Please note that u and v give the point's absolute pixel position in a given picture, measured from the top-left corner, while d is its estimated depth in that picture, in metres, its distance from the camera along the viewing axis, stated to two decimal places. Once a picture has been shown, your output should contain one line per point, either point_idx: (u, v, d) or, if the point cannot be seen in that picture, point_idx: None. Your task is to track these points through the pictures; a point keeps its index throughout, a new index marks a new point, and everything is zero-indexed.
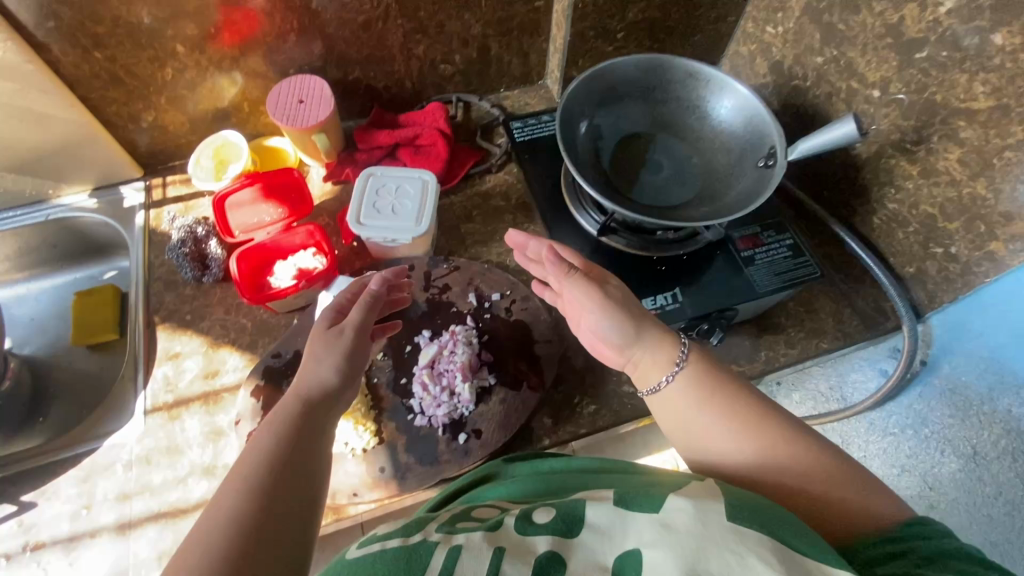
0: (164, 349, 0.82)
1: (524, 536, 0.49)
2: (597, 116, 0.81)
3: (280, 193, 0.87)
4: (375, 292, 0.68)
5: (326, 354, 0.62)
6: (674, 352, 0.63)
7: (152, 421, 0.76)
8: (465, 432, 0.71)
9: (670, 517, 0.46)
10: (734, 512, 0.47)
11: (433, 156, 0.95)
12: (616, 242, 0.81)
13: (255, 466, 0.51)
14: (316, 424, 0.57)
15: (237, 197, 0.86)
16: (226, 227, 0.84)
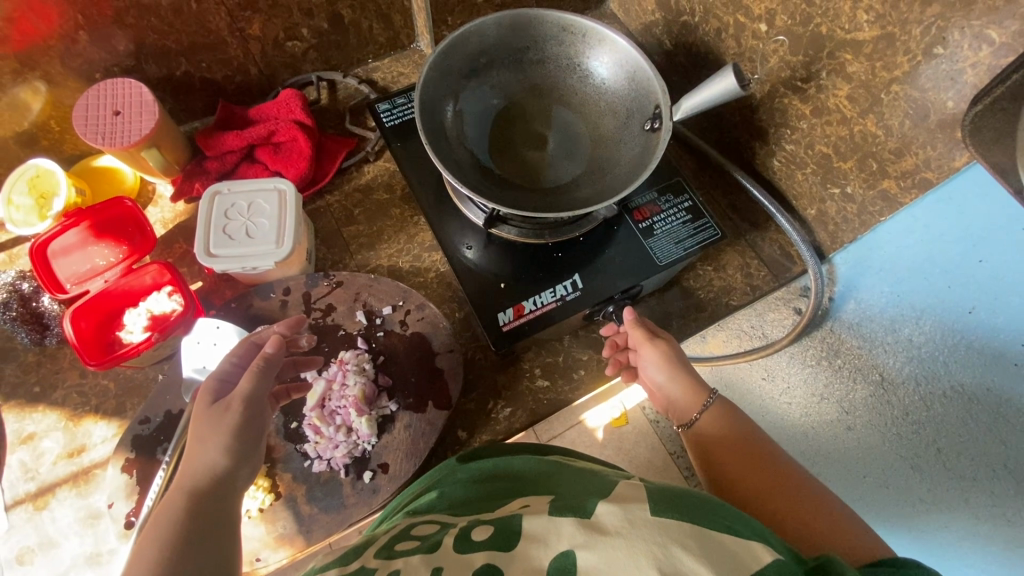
0: (14, 433, 0.71)
1: (464, 553, 0.43)
2: (464, 94, 0.72)
3: (115, 230, 0.74)
4: (270, 354, 0.59)
5: (209, 432, 0.53)
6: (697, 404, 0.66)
7: (17, 516, 0.67)
8: (370, 469, 0.67)
9: (597, 518, 0.42)
10: (658, 506, 0.43)
11: (295, 155, 0.83)
12: (507, 232, 0.73)
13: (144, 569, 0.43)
14: (216, 510, 0.50)
15: (61, 243, 0.73)
16: (54, 281, 0.71)
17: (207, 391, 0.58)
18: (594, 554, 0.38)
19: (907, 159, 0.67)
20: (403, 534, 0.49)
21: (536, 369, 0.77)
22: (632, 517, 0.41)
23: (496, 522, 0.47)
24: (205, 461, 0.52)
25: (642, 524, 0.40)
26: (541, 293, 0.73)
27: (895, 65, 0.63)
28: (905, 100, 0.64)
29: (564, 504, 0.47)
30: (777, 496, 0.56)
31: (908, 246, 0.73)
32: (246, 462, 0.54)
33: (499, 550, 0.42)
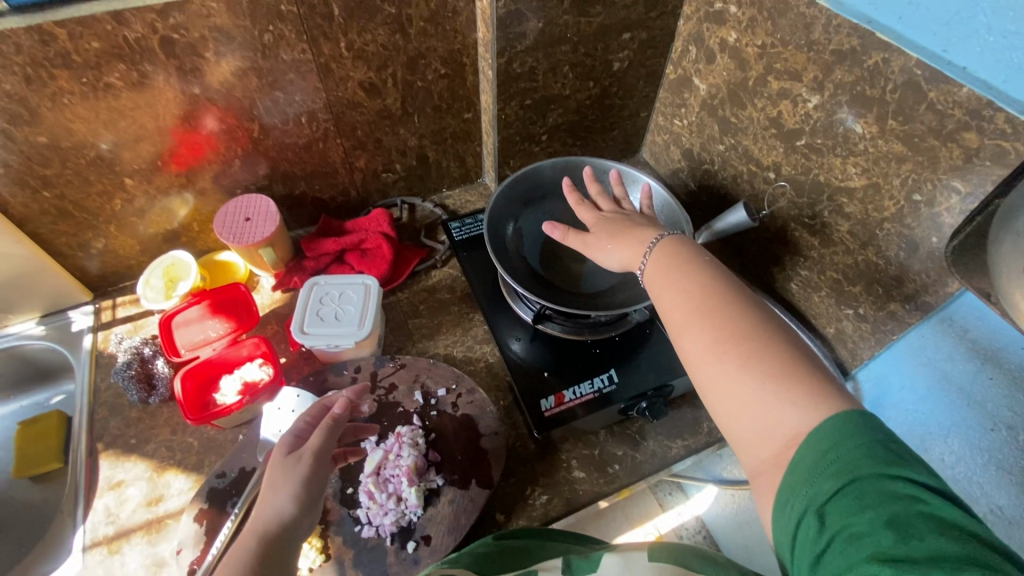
0: (106, 478, 0.80)
1: None
2: (522, 216, 0.88)
3: (227, 307, 0.90)
4: (338, 415, 0.67)
5: (283, 484, 0.60)
6: (692, 282, 0.59)
7: (91, 557, 0.74)
8: (413, 539, 0.71)
9: (602, 572, 0.59)
10: (657, 553, 0.60)
11: (379, 259, 1.00)
12: (551, 329, 0.85)
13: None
14: (274, 560, 0.54)
15: (183, 317, 0.88)
16: (172, 346, 0.85)
17: (282, 447, 0.64)
18: None
19: (909, 284, 0.77)
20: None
21: (574, 459, 0.82)
22: (636, 566, 0.58)
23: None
24: (270, 514, 0.57)
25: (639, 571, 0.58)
26: (580, 385, 0.81)
27: (884, 207, 0.76)
28: (897, 235, 0.76)
29: (578, 561, 0.62)
30: (722, 361, 0.53)
31: (924, 365, 0.78)
32: (305, 516, 0.59)
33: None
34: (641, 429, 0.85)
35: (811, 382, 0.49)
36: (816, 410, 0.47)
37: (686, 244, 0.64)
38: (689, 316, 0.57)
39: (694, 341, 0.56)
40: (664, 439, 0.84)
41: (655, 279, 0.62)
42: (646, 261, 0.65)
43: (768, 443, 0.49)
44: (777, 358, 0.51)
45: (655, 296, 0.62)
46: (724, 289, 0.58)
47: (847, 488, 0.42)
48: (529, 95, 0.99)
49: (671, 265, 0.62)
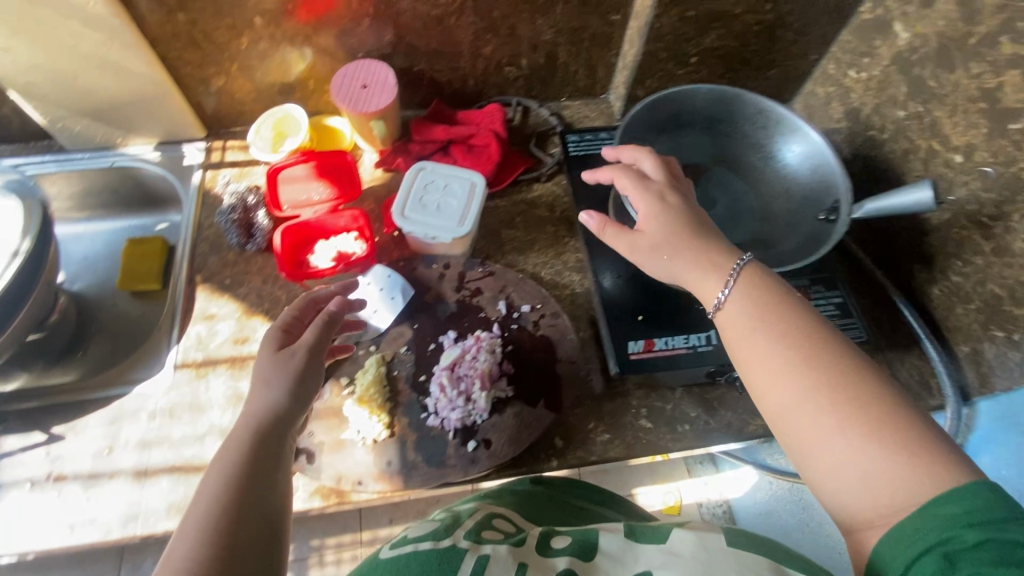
0: (200, 310, 0.84)
1: (546, 558, 0.53)
2: (657, 144, 0.79)
3: (331, 173, 0.88)
4: (333, 311, 0.63)
5: (276, 378, 0.57)
6: (792, 326, 0.53)
7: (180, 376, 0.79)
8: (475, 440, 0.72)
9: (676, 546, 0.53)
10: (735, 540, 0.53)
11: (485, 158, 0.95)
12: (657, 274, 0.78)
13: (206, 507, 0.47)
14: (272, 447, 0.53)
15: (288, 173, 0.87)
16: (276, 200, 0.85)
17: (273, 337, 0.61)
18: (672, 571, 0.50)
19: None
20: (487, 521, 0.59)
21: (644, 408, 0.78)
22: (710, 544, 0.52)
23: (574, 535, 0.57)
24: (261, 408, 0.55)
25: (716, 551, 0.51)
26: (673, 337, 0.76)
27: None
28: None
29: (640, 529, 0.57)
30: (816, 420, 0.48)
31: None
32: (303, 400, 0.58)
33: (580, 560, 0.53)
34: (721, 398, 0.80)
35: (922, 441, 0.45)
36: (924, 469, 0.43)
37: (762, 274, 0.59)
38: (776, 366, 0.51)
39: (781, 391, 0.51)
40: (744, 413, 0.79)
41: (739, 313, 0.56)
42: (728, 288, 0.58)
43: (867, 503, 0.44)
44: (881, 408, 0.46)
45: (734, 339, 0.56)
46: (809, 338, 0.52)
47: (987, 542, 0.39)
48: (694, 7, 0.86)
49: (753, 306, 0.56)
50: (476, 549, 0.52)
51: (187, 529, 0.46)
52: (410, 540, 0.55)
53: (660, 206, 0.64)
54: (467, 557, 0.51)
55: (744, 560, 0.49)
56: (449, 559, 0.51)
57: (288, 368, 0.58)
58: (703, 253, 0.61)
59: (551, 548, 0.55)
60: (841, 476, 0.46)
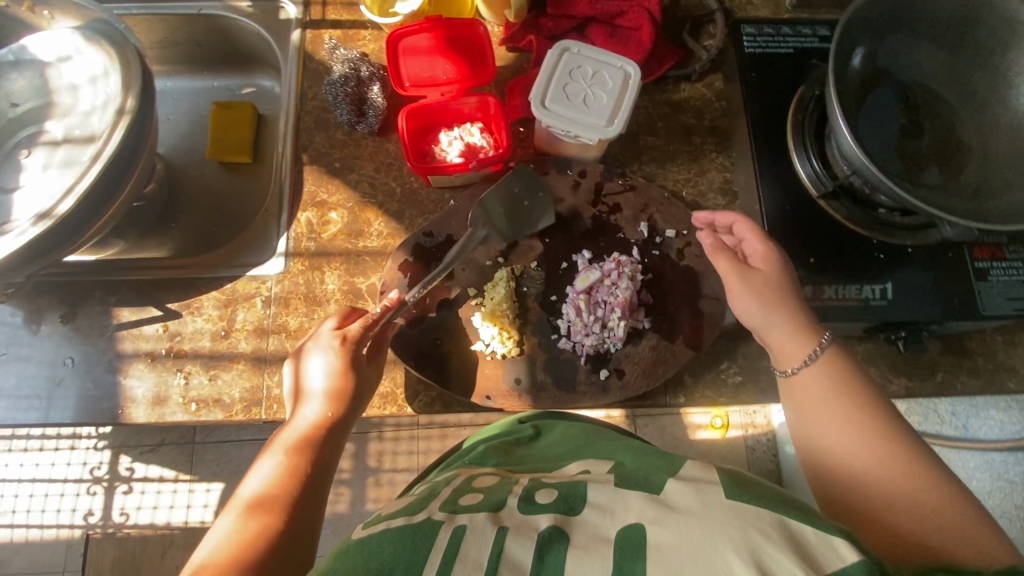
0: (310, 195, 0.77)
1: (526, 513, 0.45)
2: (874, 48, 0.65)
3: (459, 46, 0.75)
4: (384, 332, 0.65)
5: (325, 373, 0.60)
6: (778, 308, 0.60)
7: (293, 265, 0.74)
8: (607, 368, 0.68)
9: (668, 497, 0.42)
10: (733, 492, 0.42)
11: (633, 45, 0.80)
12: (836, 209, 0.68)
13: (253, 507, 0.50)
14: (324, 451, 0.56)
15: (410, 41, 0.74)
16: (397, 75, 0.74)
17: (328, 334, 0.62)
18: (664, 530, 0.38)
19: None
20: (460, 489, 0.50)
21: None
22: (707, 498, 0.41)
23: (561, 490, 0.47)
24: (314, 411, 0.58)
25: (717, 508, 0.39)
26: (845, 286, 0.67)
27: None
28: None
29: (631, 479, 0.47)
30: (850, 447, 0.51)
31: None
32: (352, 411, 0.60)
33: (566, 514, 0.43)
34: None
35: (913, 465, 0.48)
36: (939, 501, 0.46)
37: (789, 294, 0.60)
38: (826, 389, 0.55)
39: (814, 388, 0.55)
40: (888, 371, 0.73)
41: (748, 304, 0.61)
42: (813, 359, 0.57)
43: (881, 515, 0.47)
44: (892, 437, 0.50)
45: (775, 351, 0.59)
46: (841, 383, 0.54)
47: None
48: None
49: (794, 330, 0.58)
50: (451, 521, 0.43)
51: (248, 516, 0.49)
52: (385, 518, 0.47)
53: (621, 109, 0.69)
54: (443, 529, 0.42)
55: (749, 519, 0.38)
56: (422, 538, 0.42)
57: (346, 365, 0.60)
58: (765, 286, 0.61)
59: (535, 505, 0.45)
60: (861, 491, 0.49)
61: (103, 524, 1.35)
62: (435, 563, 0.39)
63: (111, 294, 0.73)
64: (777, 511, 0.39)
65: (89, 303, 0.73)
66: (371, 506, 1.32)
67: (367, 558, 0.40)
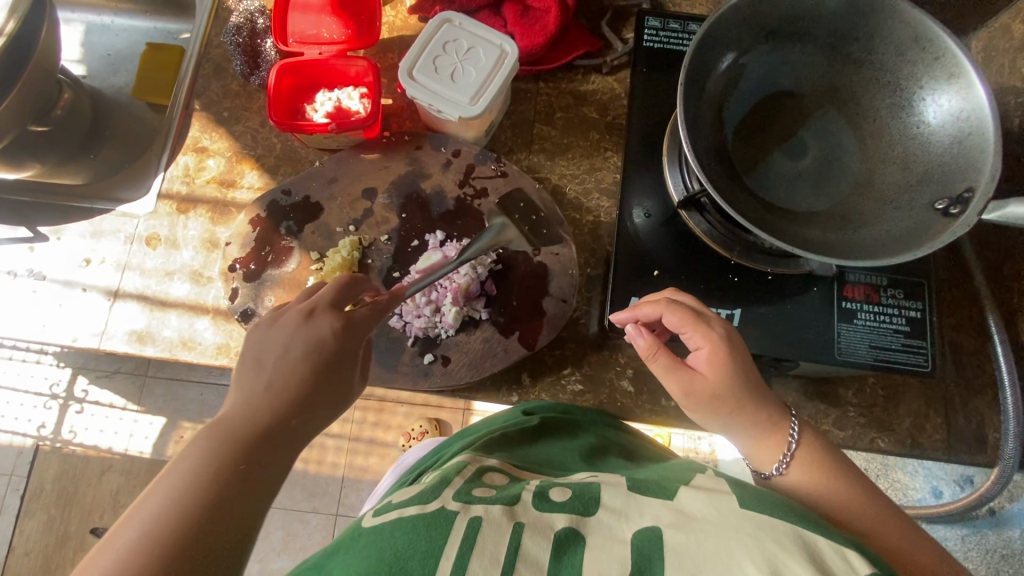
0: (193, 139, 0.77)
1: (543, 511, 0.41)
2: (754, 52, 0.59)
3: (350, 10, 0.73)
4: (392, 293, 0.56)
5: (290, 334, 0.48)
6: (702, 355, 0.52)
7: (161, 207, 0.75)
8: (433, 353, 0.65)
9: (682, 503, 0.39)
10: (747, 499, 0.39)
11: (538, 27, 0.76)
12: (697, 224, 0.63)
13: (172, 482, 0.39)
14: (315, 383, 0.47)
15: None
16: (283, 29, 0.73)
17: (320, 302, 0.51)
18: (683, 533, 0.36)
19: None
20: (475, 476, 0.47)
21: (630, 368, 0.68)
22: (720, 506, 0.38)
23: (574, 487, 0.44)
24: (242, 398, 0.45)
25: (729, 514, 0.37)
26: None
27: None
28: None
29: (645, 482, 0.44)
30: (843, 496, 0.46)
31: None
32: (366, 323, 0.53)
33: (582, 515, 0.40)
34: None
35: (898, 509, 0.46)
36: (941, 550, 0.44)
37: (741, 390, 0.51)
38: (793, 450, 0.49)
39: (804, 483, 0.48)
40: None
41: (674, 381, 0.53)
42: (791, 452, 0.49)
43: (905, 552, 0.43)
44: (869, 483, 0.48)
45: (704, 410, 0.52)
46: (827, 464, 0.48)
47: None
48: None
49: (733, 373, 0.51)
50: (466, 511, 0.40)
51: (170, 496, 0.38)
52: (395, 506, 0.43)
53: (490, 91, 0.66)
54: (457, 521, 0.39)
55: (764, 529, 0.35)
56: (437, 524, 0.38)
57: (297, 347, 0.48)
58: (694, 341, 0.53)
59: (548, 501, 0.42)
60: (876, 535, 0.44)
61: (52, 439, 1.44)
62: (451, 555, 0.36)
63: None
64: (793, 520, 0.36)
65: None
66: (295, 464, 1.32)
67: (381, 548, 0.37)
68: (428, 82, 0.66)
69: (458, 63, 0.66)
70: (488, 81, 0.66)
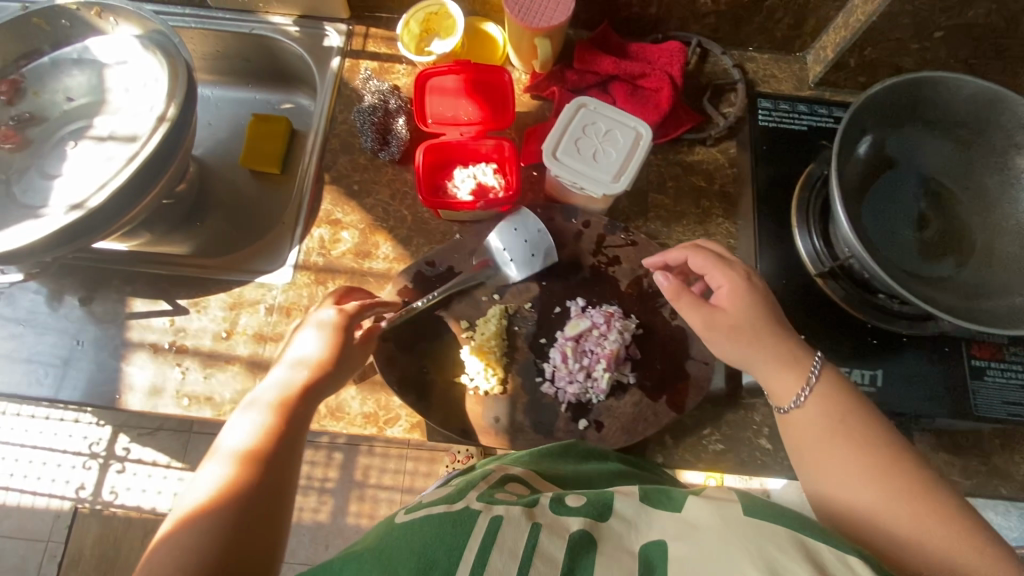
0: (325, 213, 0.81)
1: (558, 513, 0.46)
2: (889, 138, 0.67)
3: (484, 92, 0.79)
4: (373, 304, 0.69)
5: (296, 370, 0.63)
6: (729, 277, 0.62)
7: (300, 278, 0.77)
8: (587, 418, 0.68)
9: (693, 514, 0.44)
10: (754, 510, 0.44)
11: (651, 106, 0.83)
12: (832, 290, 0.69)
13: (212, 485, 0.54)
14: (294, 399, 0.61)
15: (438, 82, 0.78)
16: (422, 111, 0.77)
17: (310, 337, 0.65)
18: (689, 544, 0.41)
19: None
20: (497, 486, 0.52)
21: (768, 426, 0.71)
22: (728, 515, 0.43)
23: (592, 495, 0.48)
24: (250, 421, 0.59)
25: (738, 525, 0.42)
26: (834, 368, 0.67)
27: None
28: None
29: (656, 494, 0.49)
30: (831, 450, 0.54)
31: None
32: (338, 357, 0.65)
33: (595, 519, 0.45)
34: None
35: (938, 503, 0.49)
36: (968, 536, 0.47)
37: (764, 329, 0.60)
38: (834, 421, 0.55)
39: (813, 430, 0.55)
40: None
41: (695, 318, 0.63)
42: (804, 396, 0.57)
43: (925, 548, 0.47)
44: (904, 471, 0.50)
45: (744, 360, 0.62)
46: (846, 428, 0.54)
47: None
48: None
49: (750, 330, 0.60)
50: (489, 509, 0.45)
51: (207, 488, 0.53)
52: (425, 505, 0.50)
53: (630, 171, 0.71)
54: (479, 518, 0.44)
55: (767, 537, 0.40)
56: (464, 522, 0.44)
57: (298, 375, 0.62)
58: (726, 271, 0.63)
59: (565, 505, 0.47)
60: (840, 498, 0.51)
61: (91, 500, 1.39)
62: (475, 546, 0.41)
63: (127, 284, 0.77)
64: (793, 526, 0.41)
65: (106, 289, 0.76)
66: (349, 518, 1.30)
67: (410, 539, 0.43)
68: (571, 164, 0.71)
69: (597, 146, 0.72)
70: (627, 161, 0.71)
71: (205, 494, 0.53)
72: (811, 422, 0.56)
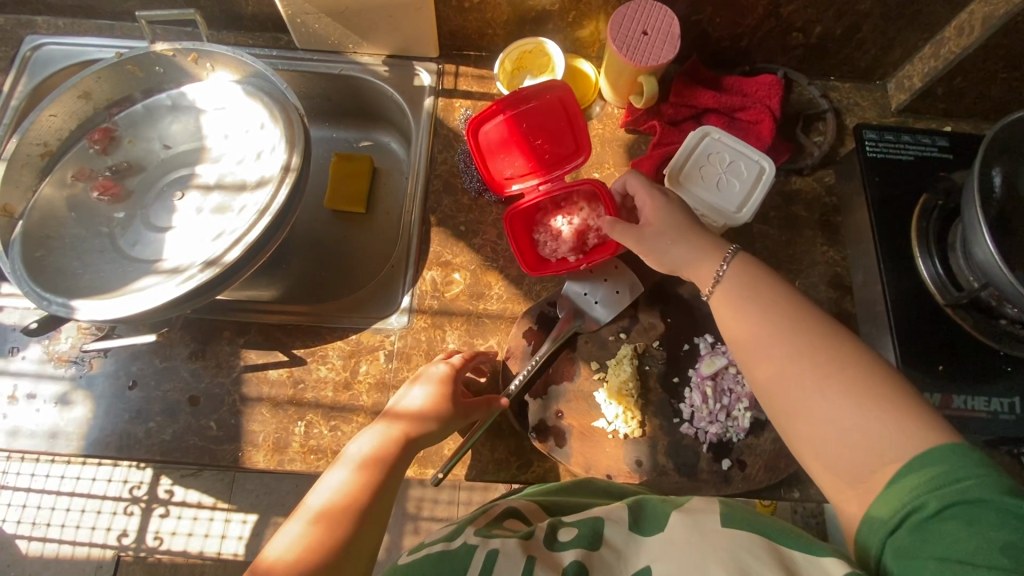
0: (435, 255, 0.80)
1: (553, 551, 0.50)
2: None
3: (541, 129, 0.78)
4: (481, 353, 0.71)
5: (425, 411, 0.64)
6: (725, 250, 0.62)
7: (417, 323, 0.76)
8: (729, 458, 0.68)
9: (670, 534, 0.48)
10: (730, 519, 0.47)
11: (752, 138, 0.83)
12: (962, 318, 0.70)
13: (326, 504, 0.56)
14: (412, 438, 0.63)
15: (485, 133, 0.78)
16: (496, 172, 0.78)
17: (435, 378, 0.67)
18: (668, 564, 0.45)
19: None
20: (496, 521, 0.56)
21: None
22: (706, 531, 0.47)
23: (582, 524, 0.52)
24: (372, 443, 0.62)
25: (712, 538, 0.46)
26: (974, 397, 0.69)
27: None
28: None
29: (644, 512, 0.52)
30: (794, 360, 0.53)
31: None
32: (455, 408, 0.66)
33: (588, 549, 0.49)
34: None
35: (891, 402, 0.48)
36: (885, 417, 0.48)
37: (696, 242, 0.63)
38: (760, 309, 0.57)
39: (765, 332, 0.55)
40: None
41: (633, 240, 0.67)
42: (723, 270, 0.61)
43: (861, 448, 0.48)
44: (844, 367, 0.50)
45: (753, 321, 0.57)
46: (768, 320, 0.56)
47: (952, 508, 0.43)
48: None
49: (747, 278, 0.59)
50: (485, 544, 0.50)
51: (324, 510, 0.56)
52: (426, 544, 0.54)
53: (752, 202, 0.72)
54: (477, 552, 0.49)
55: (741, 546, 0.44)
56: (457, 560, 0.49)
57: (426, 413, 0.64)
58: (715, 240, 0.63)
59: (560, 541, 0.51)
60: (821, 427, 0.50)
61: (133, 548, 1.25)
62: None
63: (239, 335, 0.75)
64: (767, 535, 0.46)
65: (219, 342, 0.75)
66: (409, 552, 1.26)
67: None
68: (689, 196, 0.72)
69: (720, 175, 0.72)
70: (751, 192, 0.72)
71: (320, 517, 0.55)
72: (747, 311, 0.58)
